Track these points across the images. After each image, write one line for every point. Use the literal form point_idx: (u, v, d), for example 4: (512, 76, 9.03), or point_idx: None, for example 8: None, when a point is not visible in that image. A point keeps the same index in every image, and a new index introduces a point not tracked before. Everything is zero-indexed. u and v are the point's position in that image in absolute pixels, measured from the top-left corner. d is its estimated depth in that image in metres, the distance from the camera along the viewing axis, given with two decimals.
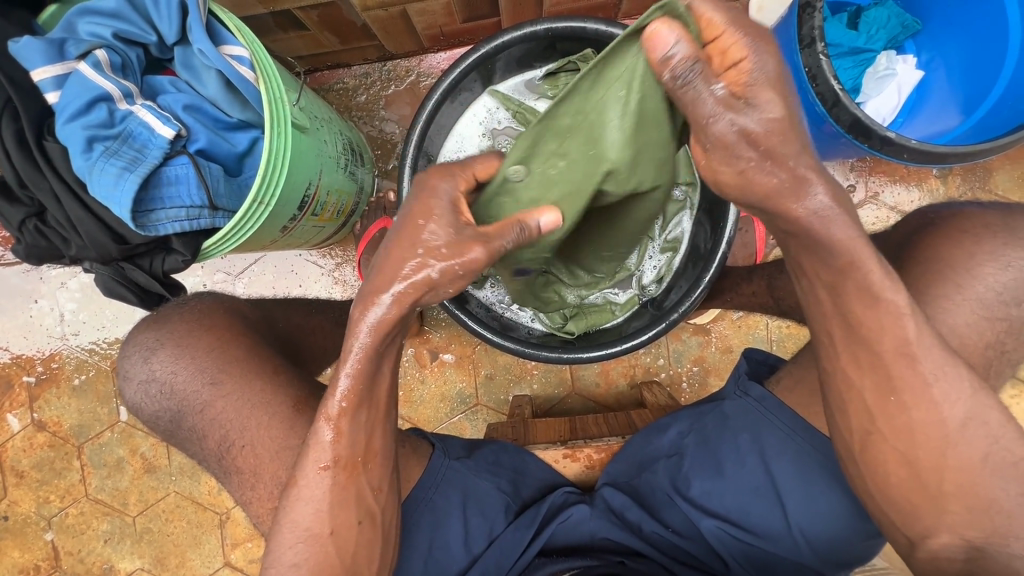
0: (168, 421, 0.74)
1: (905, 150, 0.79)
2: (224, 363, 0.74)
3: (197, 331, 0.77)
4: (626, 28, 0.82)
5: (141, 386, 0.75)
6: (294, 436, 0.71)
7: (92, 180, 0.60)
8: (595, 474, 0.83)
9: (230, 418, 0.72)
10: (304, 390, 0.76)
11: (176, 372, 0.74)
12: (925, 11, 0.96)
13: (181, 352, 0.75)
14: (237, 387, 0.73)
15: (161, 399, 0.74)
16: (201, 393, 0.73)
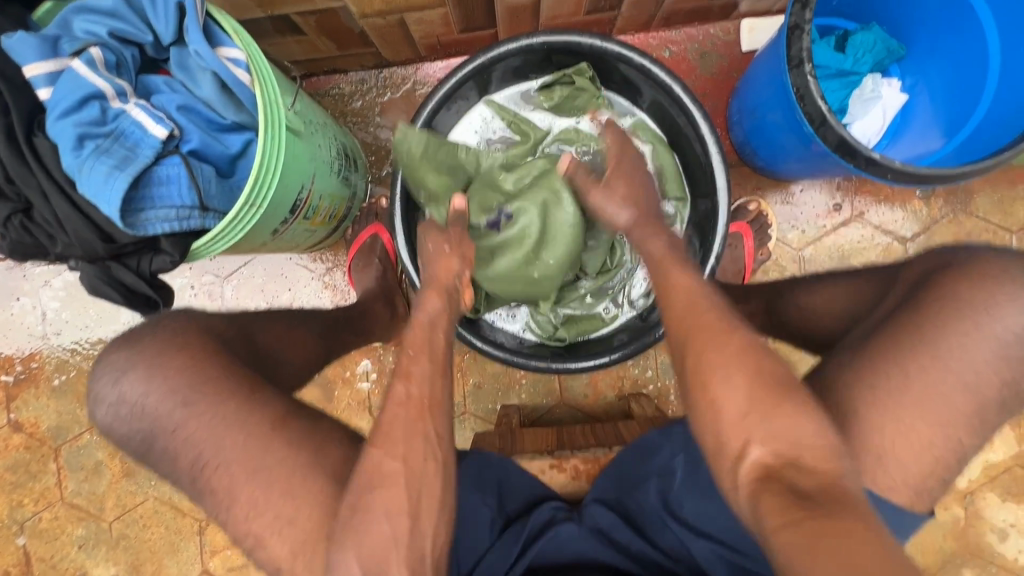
0: (137, 445, 0.67)
1: (890, 171, 0.74)
2: (197, 384, 0.67)
3: (169, 351, 0.69)
4: (620, 43, 0.85)
5: (111, 408, 0.68)
6: (276, 455, 0.65)
7: (81, 178, 0.59)
8: (581, 486, 0.83)
9: (202, 439, 0.65)
10: (289, 403, 0.69)
11: (148, 394, 0.67)
12: (909, 35, 0.96)
13: (153, 371, 0.68)
14: (210, 407, 0.66)
15: (131, 422, 0.67)
16: (172, 415, 0.66)
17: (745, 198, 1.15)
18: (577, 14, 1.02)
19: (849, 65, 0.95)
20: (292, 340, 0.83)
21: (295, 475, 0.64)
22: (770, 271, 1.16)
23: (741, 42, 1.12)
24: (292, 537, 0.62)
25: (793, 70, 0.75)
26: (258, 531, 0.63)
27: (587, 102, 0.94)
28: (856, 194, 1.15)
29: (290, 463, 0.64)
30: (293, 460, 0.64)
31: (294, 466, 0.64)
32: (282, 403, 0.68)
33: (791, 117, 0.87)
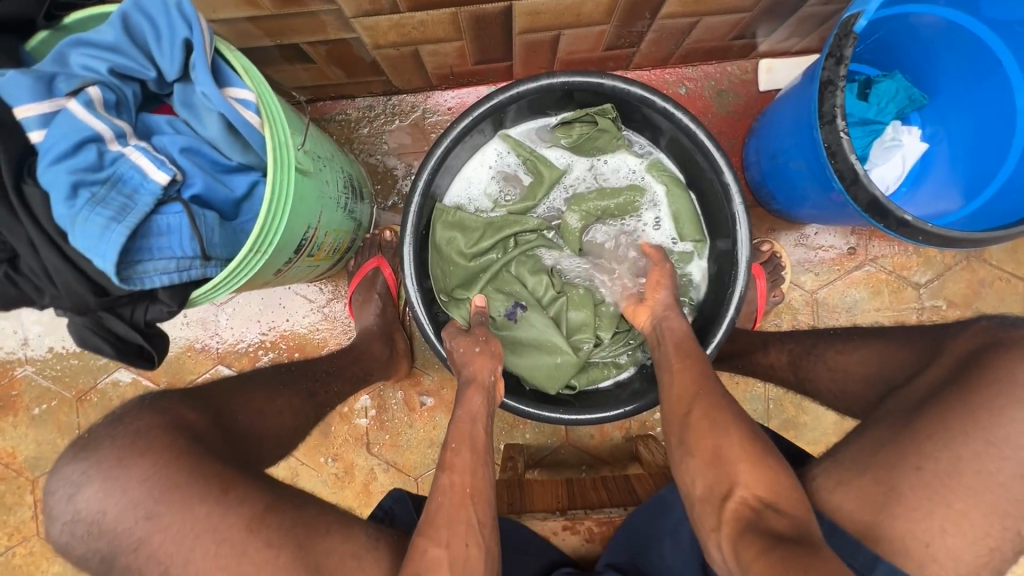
0: (97, 566, 0.59)
1: (920, 233, 0.72)
2: (160, 492, 0.58)
3: (129, 457, 0.59)
4: (643, 87, 0.82)
5: (67, 524, 0.61)
6: (254, 560, 0.58)
7: (74, 230, 0.54)
8: (596, 548, 0.79)
9: (170, 555, 0.58)
10: (269, 496, 0.61)
11: (105, 511, 0.58)
12: (933, 84, 0.93)
13: (109, 484, 0.59)
14: (179, 519, 0.58)
15: (88, 539, 0.59)
16: (134, 530, 0.58)
17: (759, 238, 1.13)
18: (595, 50, 0.99)
19: (873, 114, 0.93)
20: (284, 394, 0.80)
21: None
22: (783, 313, 1.14)
23: (759, 81, 1.10)
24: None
25: (825, 126, 0.72)
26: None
27: (607, 143, 0.93)
28: (871, 238, 1.14)
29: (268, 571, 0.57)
30: (271, 567, 0.57)
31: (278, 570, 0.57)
32: (261, 498, 0.61)
33: (815, 167, 0.85)
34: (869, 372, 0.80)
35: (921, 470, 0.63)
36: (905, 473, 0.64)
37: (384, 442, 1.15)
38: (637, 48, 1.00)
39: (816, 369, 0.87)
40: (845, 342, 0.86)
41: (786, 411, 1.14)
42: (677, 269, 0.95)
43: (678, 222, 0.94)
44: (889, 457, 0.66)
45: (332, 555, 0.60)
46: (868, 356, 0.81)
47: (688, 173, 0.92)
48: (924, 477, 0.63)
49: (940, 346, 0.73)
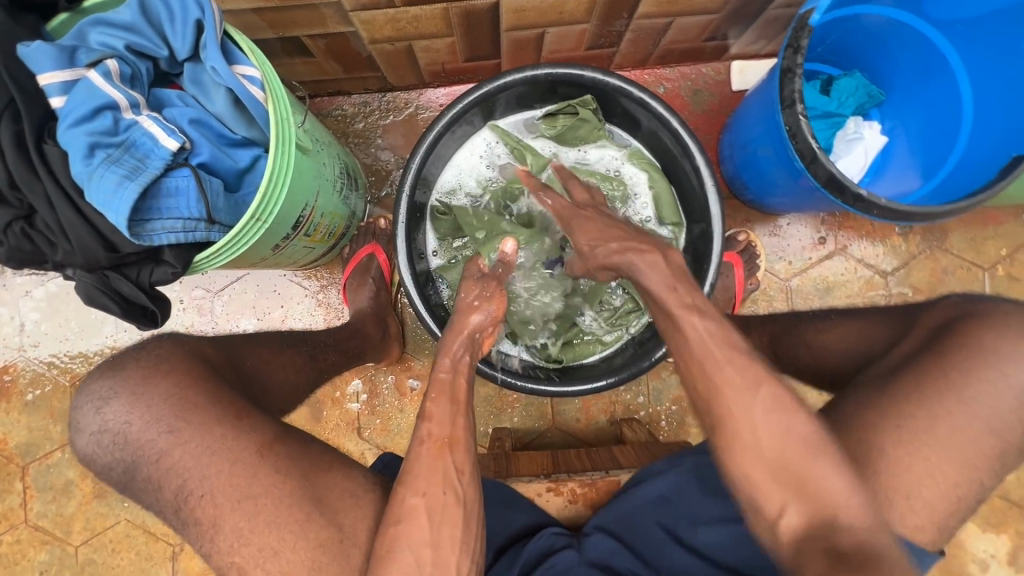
0: (120, 473, 0.65)
1: (875, 208, 0.78)
2: (180, 410, 0.65)
3: (152, 378, 0.67)
4: (620, 77, 0.88)
5: (94, 436, 0.67)
6: (262, 484, 0.64)
7: (90, 186, 0.59)
8: (578, 509, 0.84)
9: (187, 467, 0.63)
10: (279, 428, 0.68)
11: (130, 422, 0.65)
12: (888, 82, 1.01)
13: (137, 400, 0.66)
14: (197, 435, 0.64)
15: (113, 451, 0.66)
16: (155, 442, 0.64)
17: (735, 228, 1.19)
18: (577, 49, 1.06)
19: (834, 107, 1.00)
20: (283, 363, 0.85)
21: (282, 506, 0.63)
22: (759, 300, 1.20)
23: (731, 81, 1.18)
24: (280, 565, 0.61)
25: (786, 110, 0.79)
26: (241, 563, 0.62)
27: (589, 133, 0.99)
28: (840, 229, 1.20)
29: (276, 493, 0.63)
30: (279, 491, 0.63)
31: (283, 496, 0.63)
32: (271, 429, 0.67)
33: (781, 153, 0.91)
34: (848, 345, 0.82)
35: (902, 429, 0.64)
36: (885, 429, 0.65)
37: (375, 427, 1.18)
38: (617, 48, 1.07)
39: (795, 348, 0.89)
40: (823, 321, 0.88)
41: None
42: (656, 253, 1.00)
43: (657, 207, 1.00)
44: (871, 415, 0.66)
45: (334, 490, 0.66)
46: (847, 331, 0.84)
47: (664, 161, 0.98)
48: (904, 435, 0.64)
49: (913, 320, 0.76)
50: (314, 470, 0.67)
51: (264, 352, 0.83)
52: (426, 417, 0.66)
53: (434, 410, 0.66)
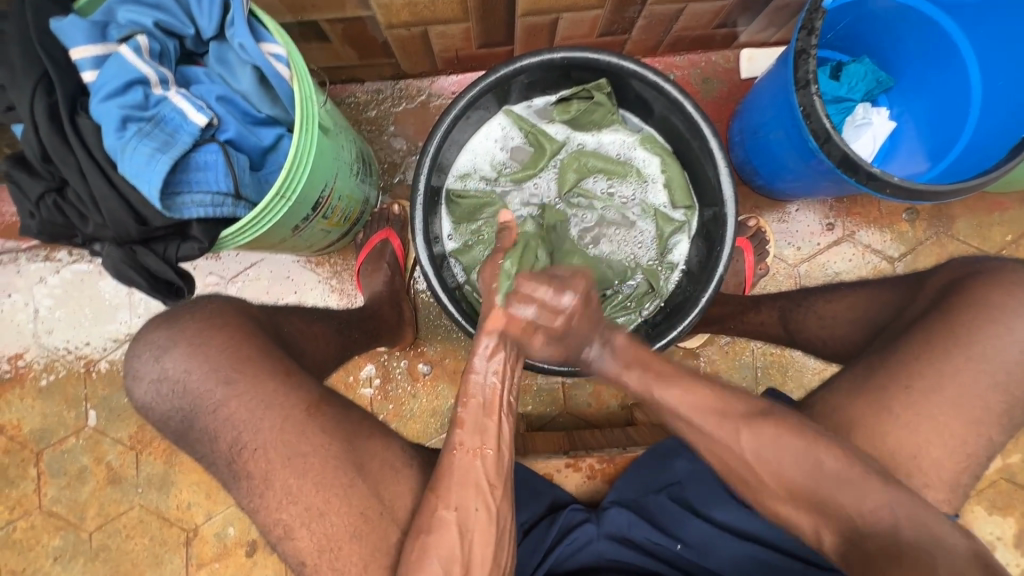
0: (178, 423, 0.68)
1: (889, 186, 0.80)
2: (238, 362, 0.68)
3: (210, 329, 0.70)
4: (635, 61, 0.90)
5: (152, 385, 0.69)
6: (311, 443, 0.66)
7: (123, 158, 0.60)
8: (596, 485, 0.85)
9: (243, 420, 0.66)
10: (324, 389, 0.71)
11: (189, 371, 0.68)
12: (896, 67, 1.03)
13: (195, 350, 0.68)
14: (252, 387, 0.67)
15: (171, 399, 0.68)
16: (213, 392, 0.67)
17: (745, 214, 1.20)
18: (589, 36, 1.08)
19: (844, 92, 1.02)
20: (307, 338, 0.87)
21: (315, 475, 0.65)
22: (768, 285, 1.21)
23: (740, 69, 1.19)
24: (325, 526, 0.64)
25: (800, 90, 0.80)
26: (288, 520, 0.65)
27: (603, 117, 1.00)
28: (847, 216, 1.22)
29: (306, 461, 0.66)
30: (326, 451, 0.66)
31: (329, 455, 0.66)
32: (315, 390, 0.70)
33: (794, 136, 0.93)
34: (857, 314, 0.86)
35: (910, 390, 0.69)
36: (895, 393, 0.69)
37: (388, 412, 1.18)
38: (628, 35, 1.09)
39: (806, 318, 0.92)
40: (832, 291, 0.91)
41: (774, 378, 1.19)
42: (669, 237, 1.01)
43: (670, 191, 1.01)
44: (881, 380, 0.71)
45: (359, 462, 0.68)
46: (854, 301, 0.87)
47: (677, 145, 0.99)
48: (913, 397, 0.68)
49: (920, 283, 0.80)
50: (357, 435, 0.69)
51: (297, 323, 0.84)
52: (461, 424, 0.68)
53: (469, 413, 0.68)
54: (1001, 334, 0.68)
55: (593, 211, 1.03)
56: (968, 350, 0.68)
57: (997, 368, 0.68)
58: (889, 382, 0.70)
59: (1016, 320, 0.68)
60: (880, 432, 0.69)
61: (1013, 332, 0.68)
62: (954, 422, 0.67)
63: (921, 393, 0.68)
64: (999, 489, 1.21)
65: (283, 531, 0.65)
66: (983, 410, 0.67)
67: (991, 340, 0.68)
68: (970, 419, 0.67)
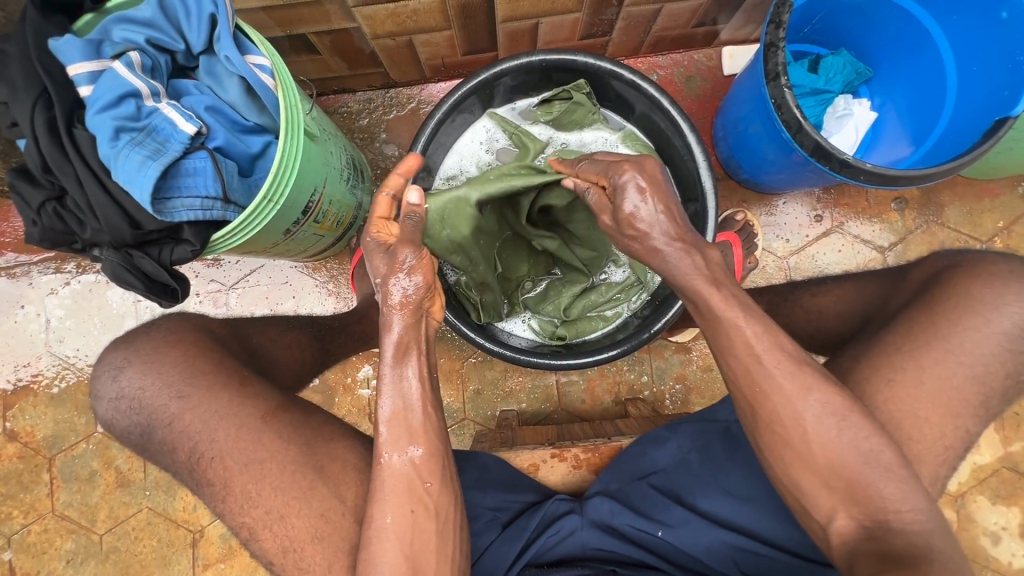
0: (138, 436, 0.72)
1: (863, 173, 0.81)
2: (190, 377, 0.72)
3: (163, 346, 0.75)
4: (611, 60, 0.92)
5: (112, 403, 0.74)
6: (266, 450, 0.69)
7: (116, 166, 0.63)
8: (582, 475, 0.86)
9: (197, 430, 0.69)
10: (280, 398, 0.74)
11: (143, 388, 0.72)
12: (875, 59, 1.05)
13: (149, 367, 0.73)
14: (205, 400, 0.71)
15: (129, 415, 0.73)
16: (167, 407, 0.71)
17: (732, 209, 1.22)
18: (571, 39, 1.11)
19: (823, 84, 1.03)
20: (287, 342, 0.92)
21: (286, 471, 0.68)
22: (759, 277, 1.22)
23: (723, 66, 1.21)
24: (286, 529, 0.67)
25: (771, 83, 0.82)
26: (251, 523, 0.68)
27: (584, 116, 1.02)
28: (835, 207, 1.22)
29: (279, 460, 0.69)
30: (282, 456, 0.69)
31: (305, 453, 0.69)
32: (272, 400, 0.73)
33: (771, 128, 0.95)
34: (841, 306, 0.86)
35: (892, 382, 0.69)
36: (876, 381, 0.69)
37: None
38: (610, 36, 1.11)
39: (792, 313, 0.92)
40: (819, 286, 0.92)
41: None
42: None
43: None
44: (860, 372, 0.71)
45: (334, 461, 0.70)
46: (840, 294, 0.88)
47: (659, 142, 1.01)
48: (894, 388, 0.68)
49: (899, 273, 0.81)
50: (315, 439, 0.72)
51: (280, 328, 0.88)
52: (385, 430, 0.66)
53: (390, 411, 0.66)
54: (976, 325, 0.69)
55: None
56: (948, 338, 0.69)
57: (977, 354, 0.68)
58: (871, 374, 0.70)
59: (994, 307, 0.69)
60: None
61: (988, 323, 0.68)
62: (935, 410, 0.68)
63: (903, 387, 0.68)
64: (1002, 478, 1.20)
65: (249, 534, 0.68)
66: (962, 395, 0.68)
67: (967, 325, 0.69)
68: (950, 407, 0.68)
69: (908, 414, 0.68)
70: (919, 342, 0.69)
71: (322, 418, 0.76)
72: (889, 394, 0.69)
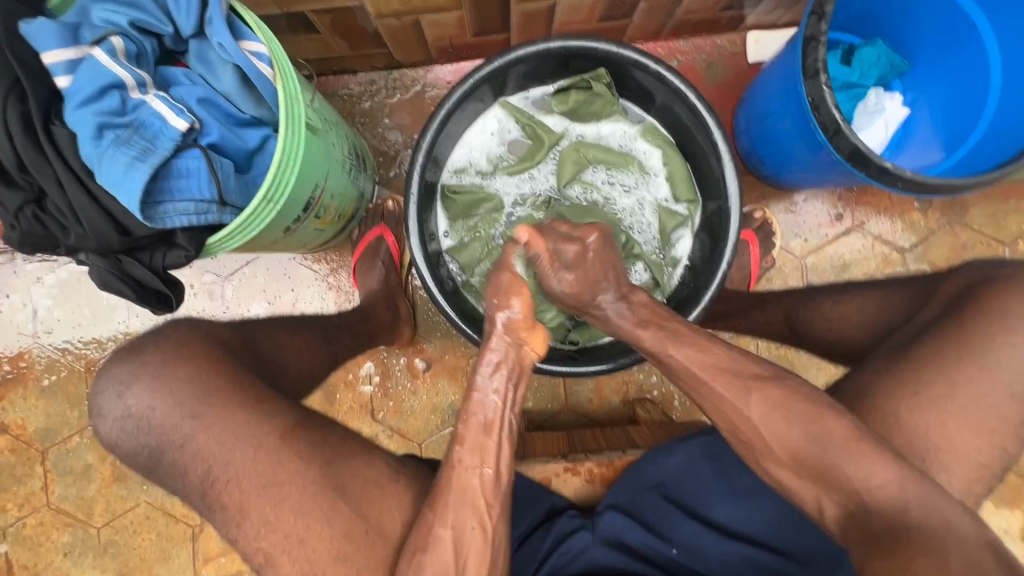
0: (146, 459, 0.67)
1: (900, 180, 0.76)
2: (204, 396, 0.67)
3: (172, 362, 0.69)
4: (635, 48, 0.86)
5: (116, 421, 0.69)
6: (287, 471, 0.66)
7: (101, 168, 0.58)
8: (595, 489, 0.84)
9: (213, 453, 0.66)
10: (300, 412, 0.70)
11: (153, 407, 0.67)
12: (912, 51, 0.98)
13: (158, 384, 0.68)
14: (222, 420, 0.67)
15: (137, 436, 0.68)
16: (179, 428, 0.67)
17: (750, 206, 1.17)
18: (589, 21, 1.04)
19: (856, 77, 0.98)
20: (298, 345, 0.86)
21: (306, 492, 0.65)
22: (773, 278, 1.18)
23: (747, 53, 1.14)
24: (307, 553, 0.64)
25: (808, 80, 0.77)
26: (268, 548, 0.65)
27: (602, 108, 0.96)
28: (857, 205, 1.18)
29: (301, 480, 0.65)
30: (303, 478, 0.65)
31: (310, 474, 0.65)
32: (292, 416, 0.69)
33: (800, 125, 0.89)
34: (867, 316, 0.82)
35: (918, 396, 0.66)
36: (904, 398, 0.67)
37: (388, 409, 1.18)
38: (630, 19, 1.04)
39: (812, 320, 0.88)
40: (840, 293, 0.87)
41: (779, 373, 1.17)
42: (671, 232, 0.98)
43: (672, 184, 0.98)
44: (891, 388, 0.68)
45: (357, 479, 0.68)
46: (864, 304, 0.83)
47: (680, 137, 0.96)
48: (922, 401, 0.66)
49: (931, 291, 0.77)
50: (336, 456, 0.68)
51: (280, 337, 0.84)
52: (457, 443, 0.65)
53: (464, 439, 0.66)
54: (1015, 349, 0.65)
55: (593, 205, 1.00)
56: (984, 360, 0.66)
57: (1013, 380, 0.65)
58: (899, 389, 0.67)
59: None
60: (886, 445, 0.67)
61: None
62: (967, 432, 0.65)
63: (932, 402, 0.66)
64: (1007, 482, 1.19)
65: (264, 559, 0.65)
66: (995, 422, 0.65)
67: (1005, 346, 0.66)
68: (985, 434, 0.65)
69: (939, 442, 0.65)
70: (955, 357, 0.66)
71: (345, 428, 0.72)
72: (920, 411, 0.66)
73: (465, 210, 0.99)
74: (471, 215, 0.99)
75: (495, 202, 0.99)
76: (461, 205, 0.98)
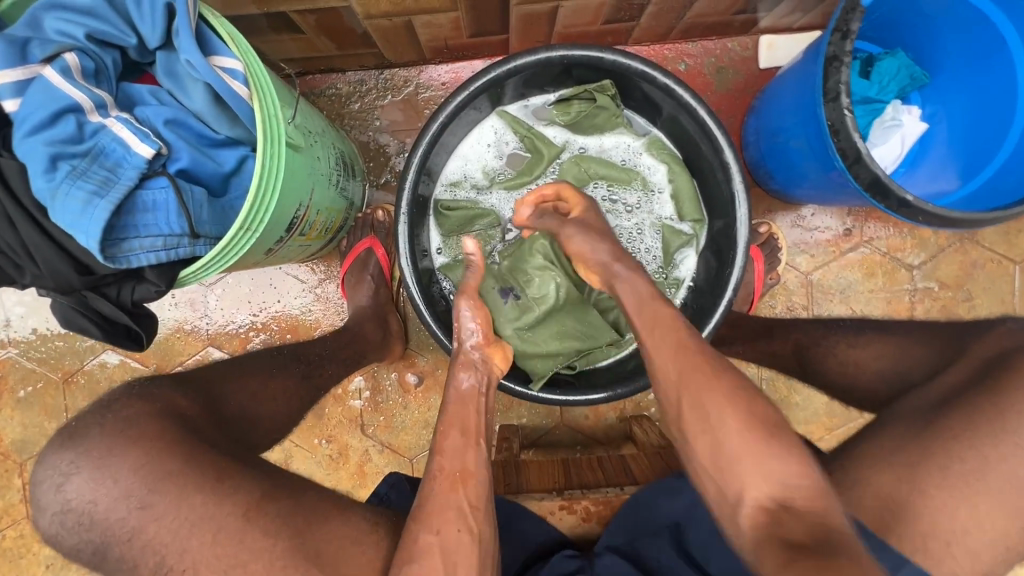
0: (90, 556, 0.63)
1: (920, 214, 0.72)
2: (155, 482, 0.62)
3: (119, 448, 0.64)
4: (643, 59, 0.79)
5: (56, 515, 0.65)
6: (252, 550, 0.62)
7: (55, 205, 0.52)
8: (592, 527, 0.82)
9: (164, 544, 0.61)
10: (266, 485, 0.66)
11: (94, 502, 0.63)
12: (935, 63, 0.93)
13: (102, 474, 0.63)
14: (172, 508, 0.62)
15: (81, 531, 0.63)
16: (126, 521, 0.62)
17: (757, 219, 1.12)
18: (594, 23, 0.97)
19: (875, 93, 0.92)
20: (271, 392, 0.80)
21: (276, 565, 0.61)
22: (778, 295, 1.14)
23: (759, 58, 1.08)
24: None
25: (829, 103, 0.72)
26: None
27: (606, 121, 0.91)
28: (867, 220, 1.13)
29: (266, 558, 0.61)
30: (268, 555, 0.61)
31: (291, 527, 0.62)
32: (256, 489, 0.65)
33: (815, 144, 0.84)
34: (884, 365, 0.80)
35: (947, 470, 0.63)
36: (929, 467, 0.64)
37: (378, 424, 1.15)
38: (637, 22, 0.98)
39: (824, 361, 0.86)
40: (855, 336, 0.85)
41: (780, 391, 1.14)
42: (674, 252, 0.93)
43: (677, 203, 0.93)
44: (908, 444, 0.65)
45: (331, 544, 0.64)
46: (883, 351, 0.81)
47: (688, 153, 0.90)
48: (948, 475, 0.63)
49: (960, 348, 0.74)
50: (310, 522, 0.65)
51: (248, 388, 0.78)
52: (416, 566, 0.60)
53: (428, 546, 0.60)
54: None
55: None
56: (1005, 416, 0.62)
57: None
58: (920, 453, 0.64)
59: None
60: (901, 499, 0.64)
61: None
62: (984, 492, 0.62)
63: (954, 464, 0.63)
64: None
65: None
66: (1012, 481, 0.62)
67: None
68: (1009, 492, 0.62)
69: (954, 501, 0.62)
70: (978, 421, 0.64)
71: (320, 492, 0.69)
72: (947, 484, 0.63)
73: (460, 227, 0.94)
74: (465, 230, 0.94)
75: (493, 218, 0.94)
76: (456, 220, 0.93)
